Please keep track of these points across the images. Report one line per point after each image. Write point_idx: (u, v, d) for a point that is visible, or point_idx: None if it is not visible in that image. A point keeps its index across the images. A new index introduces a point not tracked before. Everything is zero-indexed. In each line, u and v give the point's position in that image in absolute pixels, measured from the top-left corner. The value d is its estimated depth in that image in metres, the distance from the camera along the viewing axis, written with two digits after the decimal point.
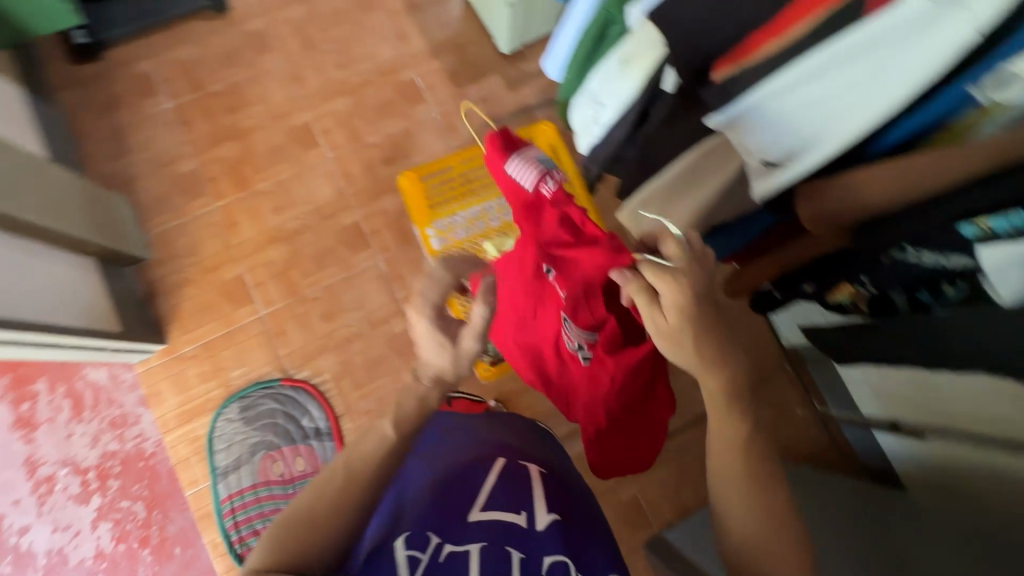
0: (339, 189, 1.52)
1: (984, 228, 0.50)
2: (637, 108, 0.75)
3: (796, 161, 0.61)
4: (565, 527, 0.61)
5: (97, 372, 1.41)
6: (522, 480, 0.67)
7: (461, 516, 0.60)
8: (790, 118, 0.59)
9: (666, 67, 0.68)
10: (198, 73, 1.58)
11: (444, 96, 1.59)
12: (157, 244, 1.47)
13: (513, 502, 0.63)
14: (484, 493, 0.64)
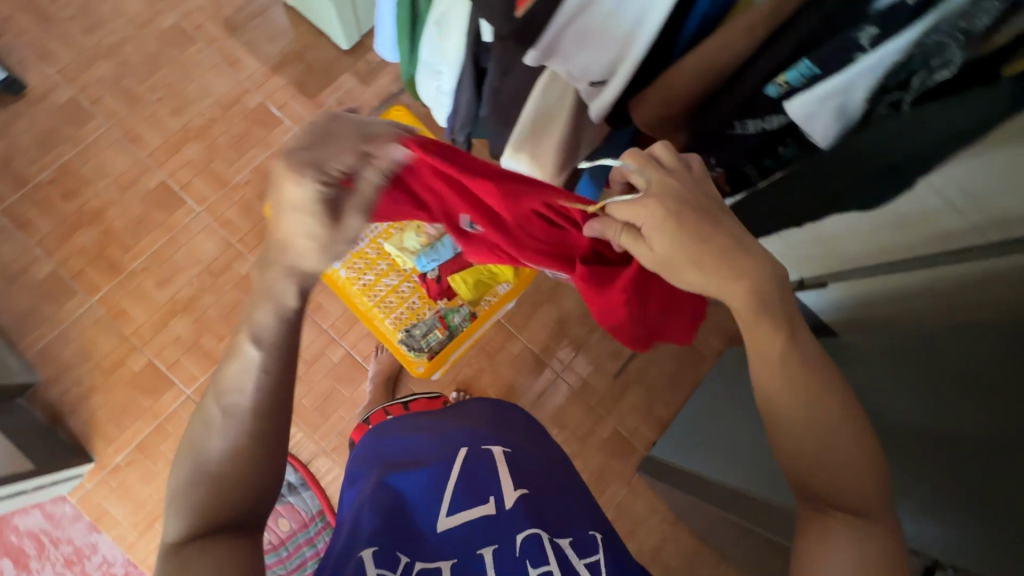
0: (222, 240, 1.41)
1: (784, 86, 0.53)
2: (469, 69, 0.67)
3: (615, 75, 0.59)
4: (535, 505, 0.58)
5: (29, 517, 1.27)
6: (487, 466, 0.62)
7: (427, 527, 0.54)
8: (592, 36, 0.57)
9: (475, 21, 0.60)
10: (19, 167, 1.40)
11: (299, 110, 1.50)
12: (43, 362, 1.32)
13: (480, 491, 0.58)
14: (449, 492, 0.58)
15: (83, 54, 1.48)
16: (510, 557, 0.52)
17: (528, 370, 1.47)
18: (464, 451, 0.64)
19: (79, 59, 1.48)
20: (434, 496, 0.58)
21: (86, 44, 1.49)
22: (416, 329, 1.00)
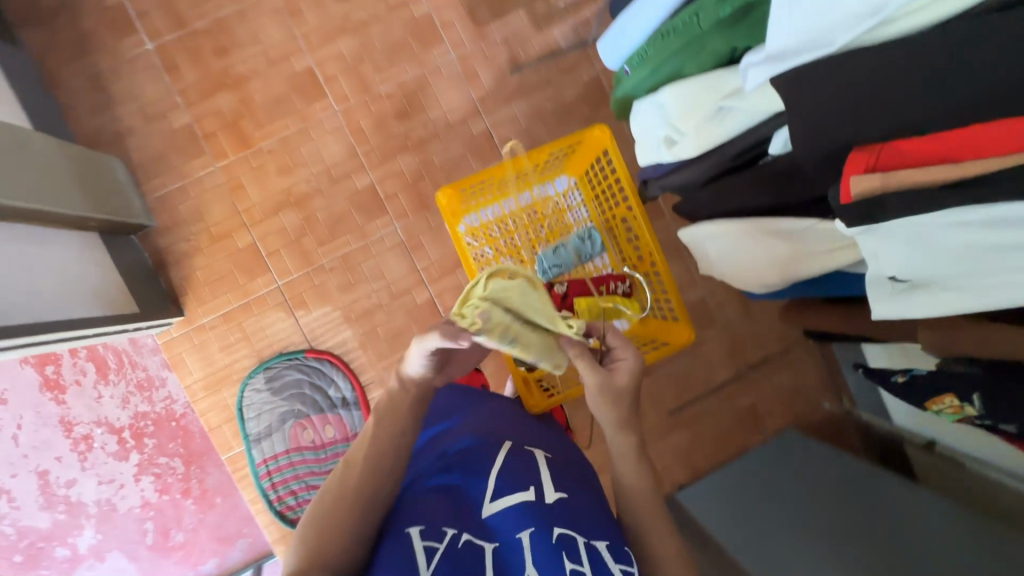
0: (350, 147, 1.39)
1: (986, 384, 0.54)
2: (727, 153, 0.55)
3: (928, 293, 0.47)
4: (570, 509, 0.70)
5: (135, 373, 1.49)
6: (528, 462, 0.76)
7: (477, 509, 0.69)
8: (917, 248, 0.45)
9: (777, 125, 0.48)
10: (177, 5, 1.33)
11: (462, 36, 1.40)
12: (160, 209, 1.35)
13: (522, 480, 0.72)
14: (494, 479, 0.72)
15: None
16: (547, 539, 0.64)
17: None
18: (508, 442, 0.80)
19: None
20: (476, 486, 0.72)
21: None
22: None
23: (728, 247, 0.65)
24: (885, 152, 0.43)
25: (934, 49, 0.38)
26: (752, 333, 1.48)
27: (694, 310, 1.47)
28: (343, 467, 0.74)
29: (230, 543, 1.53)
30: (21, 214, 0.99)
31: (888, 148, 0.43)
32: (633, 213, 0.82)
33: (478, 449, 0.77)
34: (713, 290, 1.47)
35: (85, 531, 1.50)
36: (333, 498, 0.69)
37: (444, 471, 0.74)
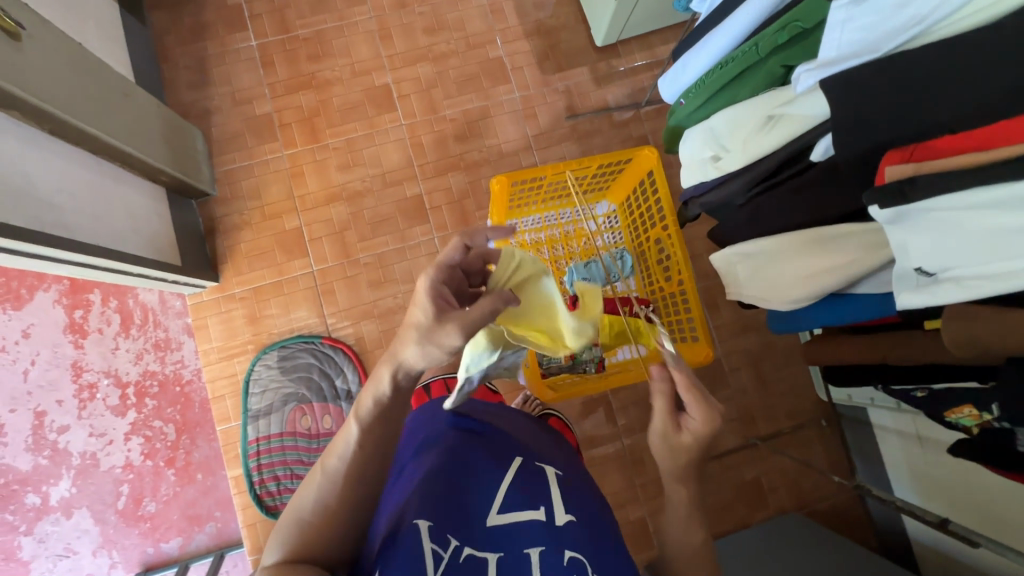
0: (407, 158, 1.49)
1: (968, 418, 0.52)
2: (770, 164, 0.59)
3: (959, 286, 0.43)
4: (584, 531, 0.69)
5: (154, 332, 1.52)
6: (537, 481, 0.74)
7: (482, 517, 0.67)
8: (952, 237, 0.42)
9: (816, 134, 0.52)
10: (286, 14, 1.51)
11: (528, 80, 1.54)
12: (223, 182, 1.45)
13: (533, 499, 0.70)
14: (502, 491, 0.70)
15: None
16: (557, 561, 0.63)
17: (592, 415, 1.47)
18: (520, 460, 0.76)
19: None
20: (483, 496, 0.69)
21: None
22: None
23: (771, 262, 0.65)
24: (918, 153, 0.43)
25: (974, 48, 0.40)
26: (764, 404, 1.46)
27: (708, 369, 1.46)
28: (325, 473, 0.61)
29: (198, 525, 1.47)
30: (111, 152, 1.09)
31: (920, 148, 0.43)
32: (668, 233, 0.88)
33: (486, 460, 0.74)
34: (729, 353, 1.47)
35: (61, 482, 1.47)
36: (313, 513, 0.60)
37: (449, 475, 0.70)
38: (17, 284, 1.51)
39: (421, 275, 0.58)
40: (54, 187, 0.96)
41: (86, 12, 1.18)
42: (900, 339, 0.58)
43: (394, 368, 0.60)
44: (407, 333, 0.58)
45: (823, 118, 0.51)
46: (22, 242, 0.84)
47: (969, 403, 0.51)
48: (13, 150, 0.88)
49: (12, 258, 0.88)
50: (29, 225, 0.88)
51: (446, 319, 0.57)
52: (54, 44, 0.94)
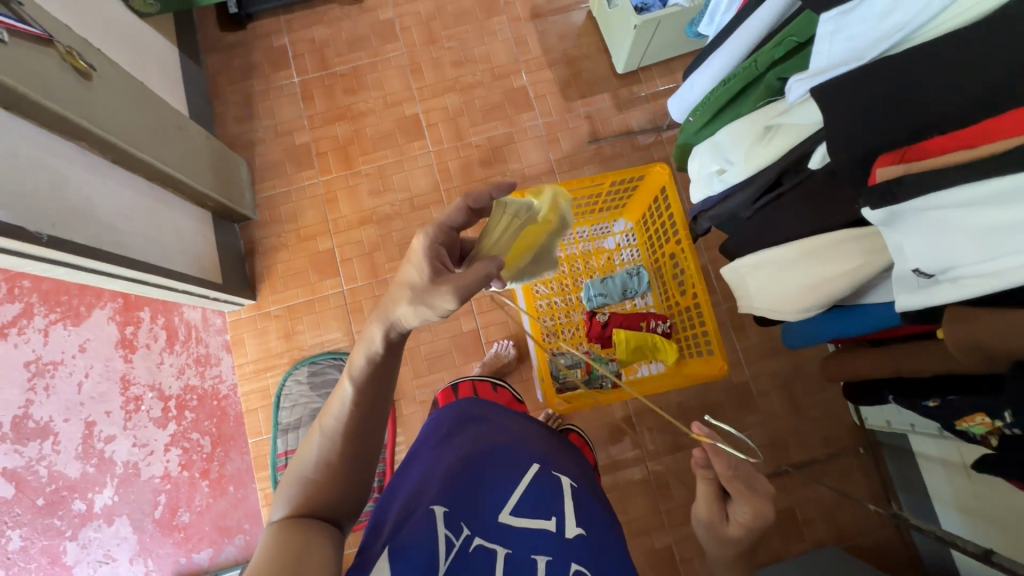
0: (435, 183, 1.56)
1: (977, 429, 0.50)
2: (769, 176, 0.60)
3: (959, 285, 0.43)
4: (591, 545, 0.68)
5: (196, 348, 1.61)
6: (551, 489, 0.74)
7: (494, 514, 0.68)
8: (946, 236, 0.42)
9: (811, 143, 0.53)
10: (326, 53, 1.63)
11: (551, 107, 1.59)
12: (263, 207, 1.55)
13: (546, 508, 0.70)
14: (517, 495, 0.71)
15: None
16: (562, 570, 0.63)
17: (616, 437, 1.45)
18: (538, 466, 0.77)
19: None
20: (498, 498, 0.70)
21: None
22: (563, 359, 1.01)
23: (781, 267, 0.64)
24: (910, 154, 0.44)
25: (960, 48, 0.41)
26: (796, 429, 1.40)
27: (736, 392, 1.42)
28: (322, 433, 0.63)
29: (228, 537, 1.51)
30: (164, 179, 1.19)
31: (913, 148, 0.44)
32: (681, 249, 0.89)
33: (503, 464, 0.75)
34: (757, 376, 1.43)
35: (105, 490, 1.55)
36: (314, 471, 0.62)
37: (465, 474, 0.72)
38: (77, 302, 1.63)
39: (420, 235, 0.64)
40: (113, 209, 1.06)
41: (150, 56, 1.32)
42: (914, 348, 0.56)
43: (388, 325, 0.64)
44: (402, 292, 0.63)
45: (818, 127, 0.53)
46: (84, 259, 0.93)
47: (983, 411, 0.49)
48: (80, 176, 0.98)
49: (73, 273, 0.96)
50: (88, 243, 0.96)
51: (440, 284, 0.61)
52: (119, 85, 1.05)
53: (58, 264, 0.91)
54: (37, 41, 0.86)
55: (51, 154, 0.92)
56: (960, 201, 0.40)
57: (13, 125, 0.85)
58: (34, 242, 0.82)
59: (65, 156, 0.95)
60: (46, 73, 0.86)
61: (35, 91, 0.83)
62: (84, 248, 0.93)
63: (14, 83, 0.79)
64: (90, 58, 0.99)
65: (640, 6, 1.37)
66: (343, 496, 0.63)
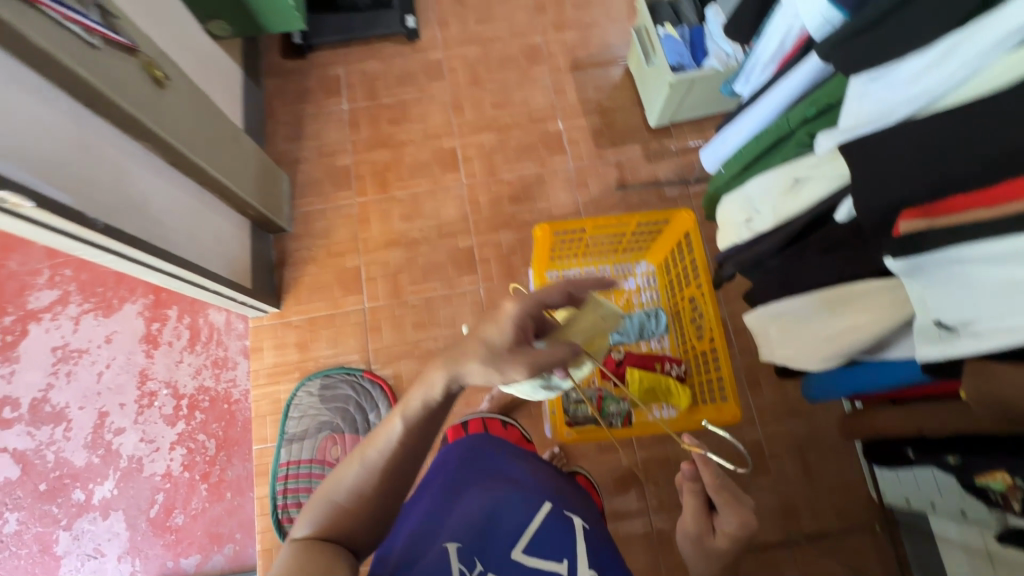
0: (464, 213, 1.61)
1: None
2: (795, 226, 0.63)
3: (981, 338, 0.44)
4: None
5: (215, 350, 1.64)
6: (562, 530, 0.74)
7: (508, 551, 0.69)
8: (966, 289, 0.45)
9: (839, 198, 0.55)
10: (375, 85, 1.74)
11: (583, 152, 1.66)
12: (299, 221, 1.62)
13: (557, 550, 0.71)
14: (529, 532, 0.72)
15: (465, 34, 1.79)
16: None
17: (621, 484, 1.42)
18: (549, 505, 0.77)
19: (461, 36, 1.79)
20: (510, 535, 0.71)
21: (472, 28, 1.79)
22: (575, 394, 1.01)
23: (807, 317, 0.65)
24: (934, 210, 0.45)
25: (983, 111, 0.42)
26: (808, 497, 1.35)
27: (748, 451, 1.39)
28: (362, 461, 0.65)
29: (218, 545, 1.49)
30: (212, 184, 1.26)
31: (936, 206, 0.45)
32: (702, 294, 0.90)
33: (518, 500, 0.76)
34: (771, 436, 1.39)
35: (106, 482, 1.56)
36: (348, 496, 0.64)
37: (479, 508, 0.73)
38: (111, 294, 1.70)
39: (517, 303, 0.64)
40: (163, 207, 1.12)
41: (217, 73, 1.42)
42: (936, 407, 0.56)
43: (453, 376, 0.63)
44: (478, 349, 0.63)
45: (847, 181, 0.55)
46: (131, 249, 0.99)
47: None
48: (139, 173, 1.05)
49: (118, 262, 1.02)
50: (137, 235, 1.02)
51: (517, 355, 0.62)
52: (188, 95, 1.15)
53: (106, 251, 0.96)
54: (122, 49, 0.95)
55: (117, 150, 0.99)
56: (984, 255, 0.42)
57: (88, 121, 0.92)
58: (90, 228, 0.88)
59: (129, 154, 1.03)
60: (126, 77, 0.94)
61: (114, 92, 0.90)
62: (132, 239, 0.98)
63: (97, 84, 0.87)
64: (165, 69, 1.08)
65: (676, 65, 1.44)
66: (369, 522, 0.65)
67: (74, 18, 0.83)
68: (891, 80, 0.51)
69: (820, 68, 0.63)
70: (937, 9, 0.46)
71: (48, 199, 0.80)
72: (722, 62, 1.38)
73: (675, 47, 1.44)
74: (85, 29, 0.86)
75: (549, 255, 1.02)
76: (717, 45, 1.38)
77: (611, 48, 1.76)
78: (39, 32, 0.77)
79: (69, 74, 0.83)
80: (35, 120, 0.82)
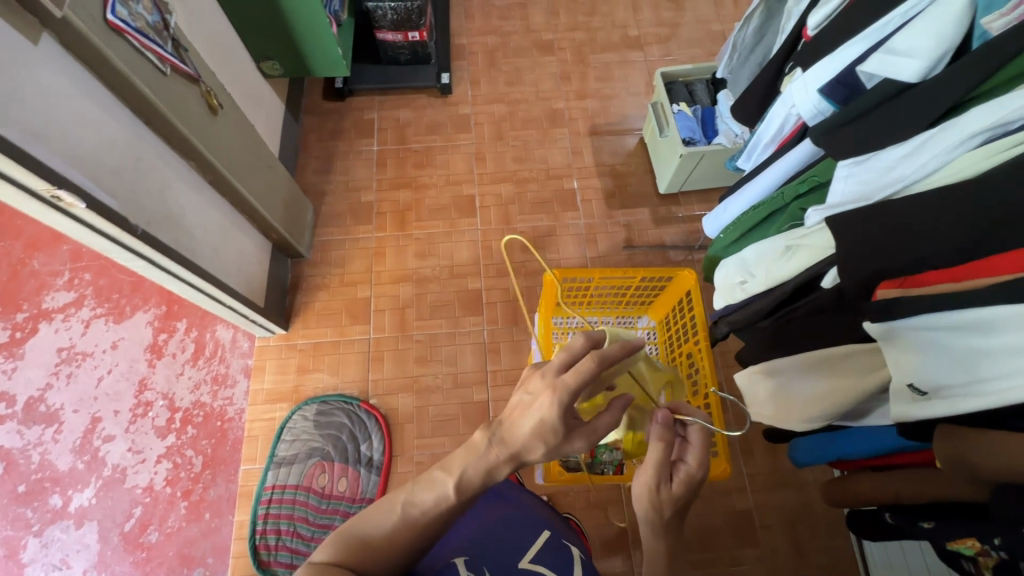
0: (475, 256, 1.68)
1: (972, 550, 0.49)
2: (785, 290, 0.67)
3: (948, 403, 0.47)
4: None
5: (216, 366, 1.66)
6: (563, 552, 0.76)
7: (514, 561, 0.72)
8: (935, 355, 0.48)
9: (824, 265, 0.60)
10: (406, 131, 1.86)
11: (594, 211, 1.74)
12: (317, 248, 1.69)
13: (557, 565, 0.73)
14: (531, 550, 0.75)
15: (494, 93, 1.93)
16: None
17: (607, 543, 1.39)
18: (547, 532, 0.80)
19: (490, 95, 1.93)
20: (511, 552, 0.74)
21: (501, 89, 1.94)
22: None
23: (796, 376, 0.68)
24: (907, 282, 0.51)
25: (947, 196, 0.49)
26: (798, 575, 1.32)
27: (739, 520, 1.36)
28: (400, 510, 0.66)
29: (188, 568, 1.44)
30: (243, 205, 1.33)
31: (911, 278, 0.51)
32: (699, 350, 0.93)
33: (520, 525, 0.80)
34: (763, 507, 1.38)
35: (86, 490, 1.53)
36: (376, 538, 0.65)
37: (485, 532, 0.77)
38: (125, 301, 1.75)
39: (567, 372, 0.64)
40: (196, 221, 1.19)
41: (263, 107, 1.54)
42: (914, 473, 0.58)
43: (501, 436, 0.64)
44: (524, 420, 0.62)
45: (831, 252, 0.59)
46: (161, 256, 1.04)
47: (972, 535, 0.49)
48: (180, 187, 1.13)
49: (146, 267, 1.06)
50: (168, 244, 1.07)
51: (572, 431, 0.64)
52: (237, 124, 1.24)
53: (137, 256, 1.01)
54: (186, 77, 1.05)
55: (164, 164, 1.07)
56: (954, 325, 0.46)
57: (144, 135, 1.00)
58: (129, 232, 0.94)
59: (174, 169, 1.10)
60: (185, 101, 1.03)
61: (173, 113, 0.99)
62: (164, 247, 1.04)
63: (160, 104, 0.95)
64: (220, 98, 1.18)
65: (687, 139, 1.54)
66: (386, 565, 0.64)
67: (152, 47, 0.93)
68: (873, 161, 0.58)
69: (812, 152, 0.71)
70: (917, 106, 0.53)
71: (98, 202, 0.87)
72: (731, 140, 1.50)
73: (687, 123, 1.55)
74: (159, 58, 0.96)
75: (556, 301, 1.06)
76: (728, 127, 1.52)
77: (628, 119, 1.89)
78: (120, 55, 0.86)
79: (138, 93, 0.92)
80: (100, 131, 0.90)
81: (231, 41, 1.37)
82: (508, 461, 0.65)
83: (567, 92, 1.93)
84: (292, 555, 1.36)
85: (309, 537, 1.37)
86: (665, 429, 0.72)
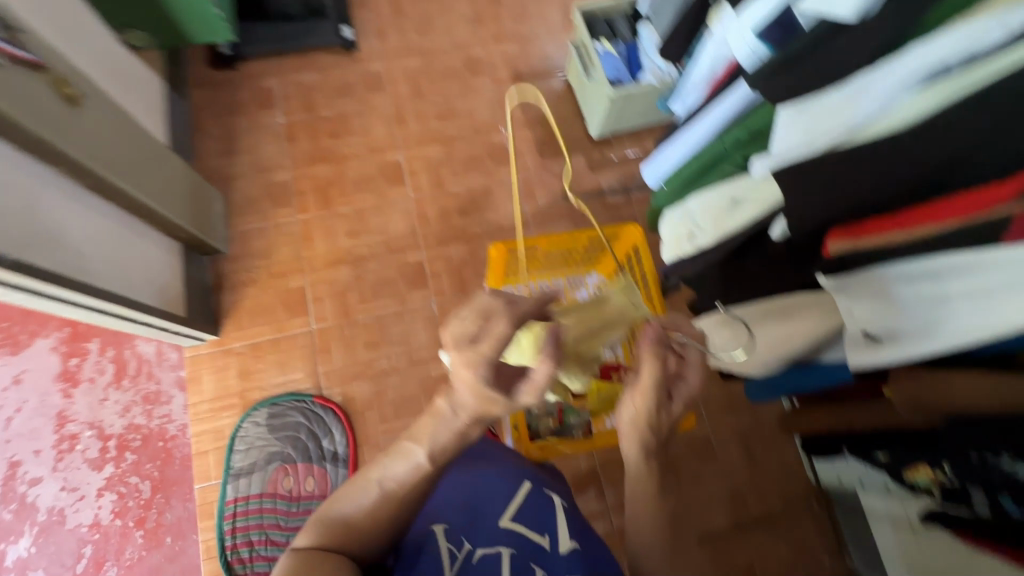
0: (412, 228, 1.59)
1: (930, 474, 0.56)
2: (734, 243, 0.67)
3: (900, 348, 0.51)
4: (585, 557, 0.69)
5: (146, 384, 1.52)
6: (545, 506, 0.75)
7: (494, 523, 0.71)
8: (886, 307, 0.51)
9: (772, 217, 0.60)
10: (313, 97, 1.68)
11: (528, 163, 1.68)
12: (236, 241, 1.54)
13: (540, 524, 0.72)
14: (513, 507, 0.74)
15: (405, 45, 1.76)
16: None
17: (582, 488, 1.45)
18: (531, 484, 0.77)
19: (400, 47, 1.76)
20: (493, 511, 0.73)
21: (411, 39, 1.77)
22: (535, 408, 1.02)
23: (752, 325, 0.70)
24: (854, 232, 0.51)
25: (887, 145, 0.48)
26: (755, 484, 1.44)
27: (699, 445, 1.45)
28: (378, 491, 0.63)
29: None
30: (136, 208, 1.16)
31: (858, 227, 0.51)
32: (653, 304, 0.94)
33: (499, 478, 0.77)
34: (719, 429, 1.47)
35: (22, 540, 1.40)
36: (353, 522, 0.62)
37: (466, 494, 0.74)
38: (18, 329, 1.53)
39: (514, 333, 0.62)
40: (81, 235, 1.02)
41: (137, 87, 1.32)
42: (866, 404, 0.61)
43: (457, 403, 0.61)
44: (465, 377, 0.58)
45: (779, 202, 0.60)
46: (45, 285, 0.89)
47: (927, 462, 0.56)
48: (50, 199, 0.96)
49: (30, 298, 0.92)
50: (51, 268, 0.92)
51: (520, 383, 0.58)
52: (108, 115, 1.06)
53: (15, 289, 0.86)
54: (26, 65, 0.86)
55: (23, 175, 0.90)
56: (904, 278, 0.49)
57: None
58: None
59: (37, 179, 0.93)
60: (31, 96, 0.85)
61: (18, 113, 0.82)
62: (46, 273, 0.89)
63: None
64: (78, 86, 0.99)
65: (614, 80, 1.49)
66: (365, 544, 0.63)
67: None
68: (818, 103, 0.55)
69: (749, 96, 0.68)
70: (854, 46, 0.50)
71: None
72: (657, 77, 1.45)
73: (612, 63, 1.50)
74: None
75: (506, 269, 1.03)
76: (652, 61, 1.45)
77: (550, 60, 1.80)
78: None
79: None
80: None
81: (78, 11, 1.14)
82: (476, 423, 0.62)
83: (484, 37, 1.80)
84: (270, 562, 1.32)
85: (284, 541, 1.33)
86: (659, 346, 0.68)
